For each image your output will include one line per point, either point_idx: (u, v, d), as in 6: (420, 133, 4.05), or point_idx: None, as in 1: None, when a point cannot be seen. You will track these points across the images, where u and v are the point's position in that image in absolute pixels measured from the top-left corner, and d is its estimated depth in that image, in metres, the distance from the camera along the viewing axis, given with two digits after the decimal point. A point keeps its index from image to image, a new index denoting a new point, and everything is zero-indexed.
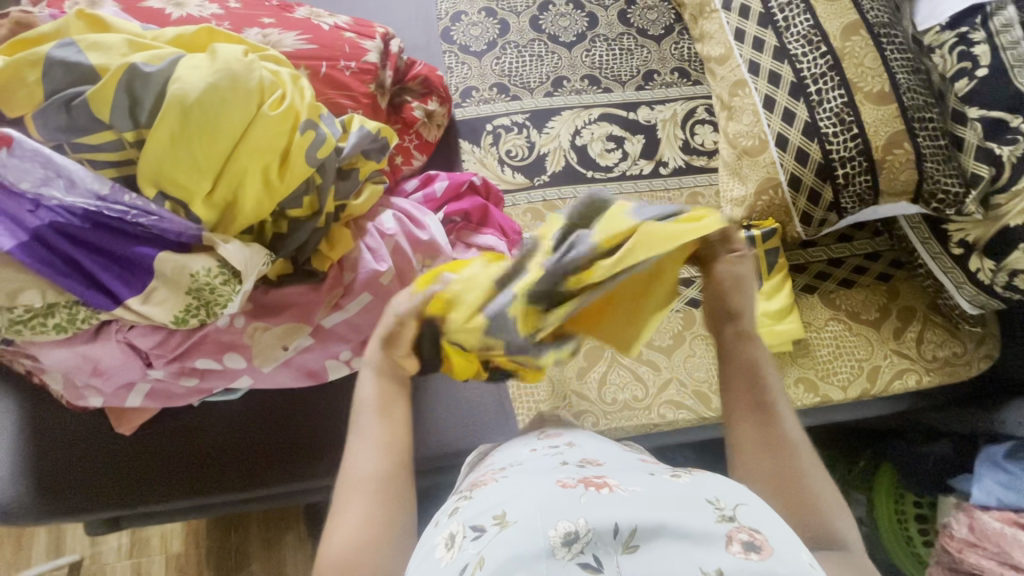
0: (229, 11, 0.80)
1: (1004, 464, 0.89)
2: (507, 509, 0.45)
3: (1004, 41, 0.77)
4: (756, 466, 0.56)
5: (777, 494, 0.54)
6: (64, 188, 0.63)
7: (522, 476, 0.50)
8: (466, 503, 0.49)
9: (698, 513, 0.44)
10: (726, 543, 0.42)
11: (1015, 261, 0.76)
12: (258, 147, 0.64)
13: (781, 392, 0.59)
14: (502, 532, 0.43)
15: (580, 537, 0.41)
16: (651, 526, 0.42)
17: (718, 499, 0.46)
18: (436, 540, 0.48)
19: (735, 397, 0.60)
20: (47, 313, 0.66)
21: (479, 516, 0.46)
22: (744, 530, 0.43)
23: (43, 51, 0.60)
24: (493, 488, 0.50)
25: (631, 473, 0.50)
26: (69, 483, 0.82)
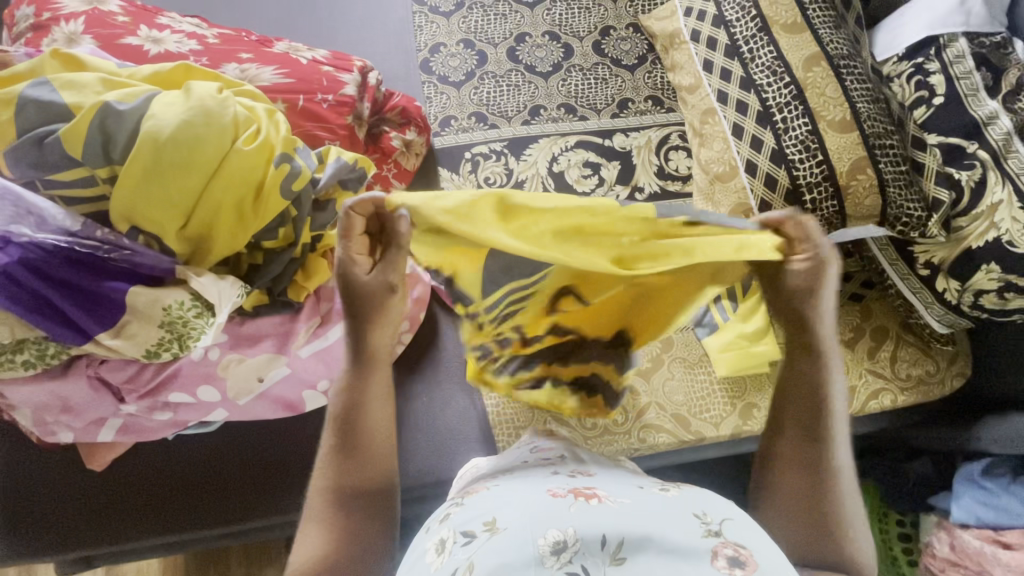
0: (207, 47, 0.81)
1: (981, 481, 0.91)
2: (498, 516, 0.46)
3: (957, 71, 0.81)
4: (792, 479, 0.63)
5: (804, 509, 0.61)
6: (35, 226, 0.63)
7: (515, 486, 0.51)
8: (458, 509, 0.50)
9: (684, 528, 0.44)
10: (712, 559, 0.42)
11: (979, 281, 0.79)
12: (232, 181, 0.65)
13: (841, 425, 0.64)
14: (491, 538, 0.43)
15: (568, 546, 0.41)
16: (638, 539, 0.42)
17: (706, 513, 0.47)
18: (427, 545, 0.48)
19: (794, 424, 0.65)
20: (16, 350, 0.65)
21: (469, 522, 0.46)
22: (729, 545, 0.43)
23: (16, 90, 0.61)
24: (484, 497, 0.50)
25: (620, 486, 0.51)
26: (37, 524, 0.80)
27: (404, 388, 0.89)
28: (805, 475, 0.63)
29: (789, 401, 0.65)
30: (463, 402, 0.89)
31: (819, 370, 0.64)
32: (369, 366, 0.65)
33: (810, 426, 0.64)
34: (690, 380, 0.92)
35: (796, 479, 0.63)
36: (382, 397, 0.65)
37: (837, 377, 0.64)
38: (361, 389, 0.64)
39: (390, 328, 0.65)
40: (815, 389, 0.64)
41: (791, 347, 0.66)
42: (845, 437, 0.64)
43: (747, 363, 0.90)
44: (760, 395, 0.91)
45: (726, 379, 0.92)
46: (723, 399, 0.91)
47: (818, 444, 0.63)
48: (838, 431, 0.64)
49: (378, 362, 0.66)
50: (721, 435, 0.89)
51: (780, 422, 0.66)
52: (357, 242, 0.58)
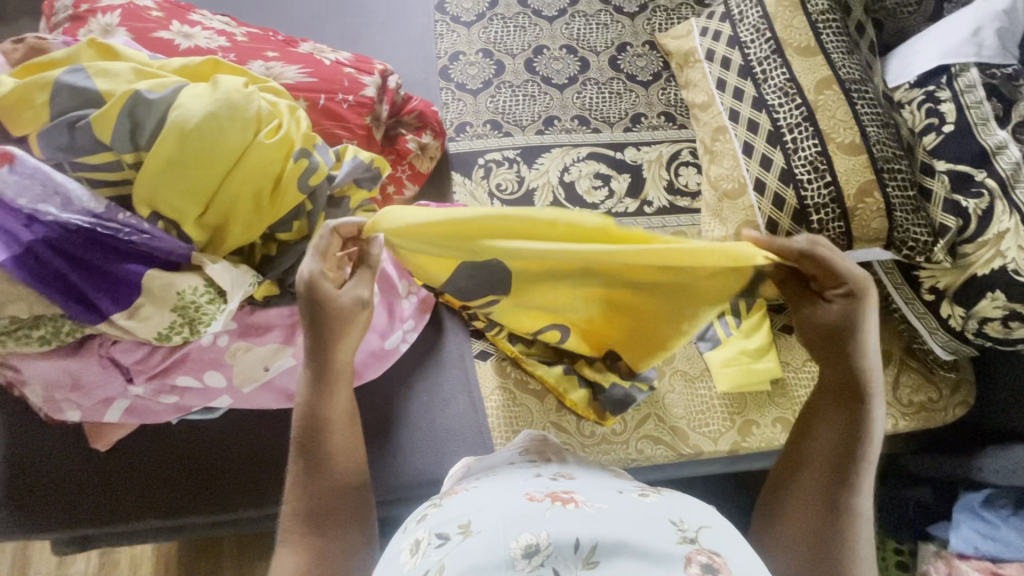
0: (235, 44, 0.84)
1: (981, 511, 0.90)
2: (472, 519, 0.46)
3: (968, 100, 0.82)
4: (807, 510, 0.62)
5: (812, 540, 0.61)
6: (60, 205, 0.64)
7: (493, 488, 0.52)
8: (435, 510, 0.51)
9: (661, 534, 0.45)
10: (685, 564, 0.42)
11: (984, 308, 0.79)
12: (251, 173, 0.67)
13: (870, 473, 0.64)
14: (465, 540, 0.44)
15: (540, 550, 0.42)
16: (612, 543, 0.43)
17: (682, 521, 0.47)
18: (402, 546, 0.49)
19: (822, 461, 0.64)
20: (33, 325, 0.67)
21: (445, 524, 0.47)
22: (704, 552, 0.44)
23: (52, 75, 0.63)
24: (461, 499, 0.51)
25: (598, 490, 0.51)
26: (35, 500, 0.81)
27: (406, 387, 0.90)
28: (821, 507, 0.62)
29: (822, 436, 0.65)
30: (463, 404, 0.89)
31: (865, 412, 0.65)
32: (329, 383, 0.65)
33: (840, 462, 0.64)
34: (690, 393, 0.92)
35: (812, 510, 0.62)
36: (342, 416, 0.65)
37: (880, 420, 0.65)
38: (322, 407, 0.64)
39: (351, 344, 0.67)
40: (857, 429, 0.64)
41: (836, 390, 0.67)
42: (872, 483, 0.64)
43: (748, 380, 0.90)
44: (760, 413, 0.91)
45: (726, 395, 0.92)
46: (722, 415, 0.91)
47: (843, 484, 0.62)
48: (869, 477, 0.63)
49: (340, 377, 0.66)
50: (718, 450, 0.89)
51: (807, 457, 0.65)
52: (327, 263, 0.66)
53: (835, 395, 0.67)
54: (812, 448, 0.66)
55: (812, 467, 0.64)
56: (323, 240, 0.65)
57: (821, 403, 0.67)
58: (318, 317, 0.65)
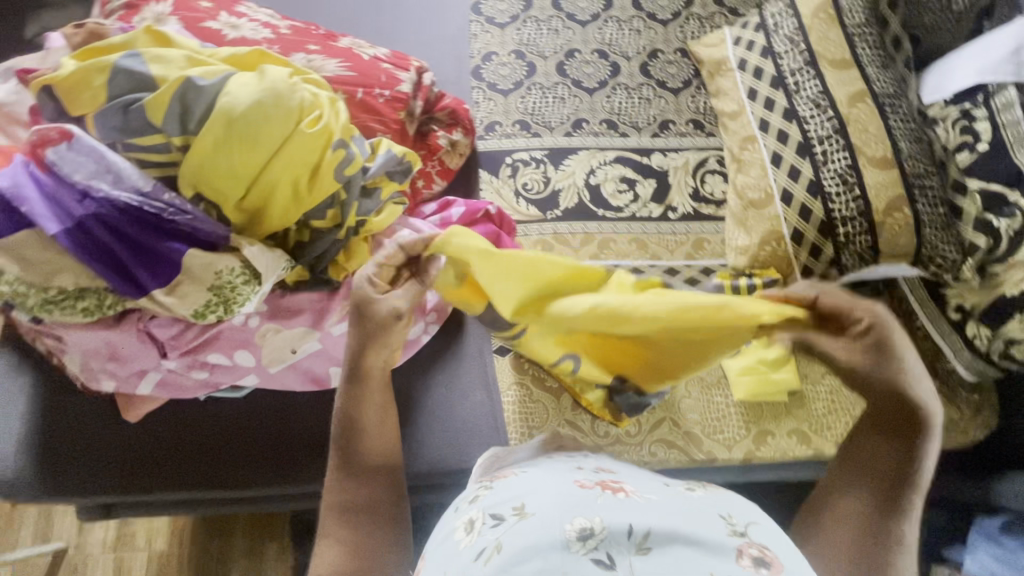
0: (280, 36, 0.87)
1: (997, 536, 0.88)
2: (526, 502, 0.50)
3: (1004, 119, 0.80)
4: (848, 536, 0.61)
5: (854, 567, 0.59)
6: (111, 183, 0.67)
7: (542, 475, 0.55)
8: (487, 492, 0.54)
9: (712, 527, 0.48)
10: (737, 556, 0.46)
11: (1012, 329, 0.77)
12: (291, 161, 0.69)
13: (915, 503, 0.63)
14: (521, 521, 0.48)
15: (595, 534, 0.45)
16: (665, 532, 0.46)
17: (731, 516, 0.51)
18: (457, 523, 0.52)
19: (864, 485, 0.64)
20: (78, 296, 0.70)
21: (499, 506, 0.51)
22: (754, 546, 0.47)
23: (111, 59, 0.66)
24: (513, 483, 0.55)
25: (645, 483, 0.55)
26: (66, 466, 0.85)
27: (425, 378, 0.91)
28: (863, 534, 0.61)
29: (863, 460, 0.65)
30: (480, 397, 0.91)
31: (911, 441, 0.64)
32: (364, 386, 0.67)
33: (882, 488, 0.63)
34: (706, 400, 0.92)
35: (854, 536, 0.61)
36: (378, 417, 0.67)
37: (927, 448, 0.64)
38: (359, 408, 0.66)
39: (384, 351, 0.69)
40: (903, 458, 0.64)
41: (882, 419, 0.66)
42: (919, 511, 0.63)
43: (764, 390, 0.90)
44: (775, 423, 0.91)
45: (743, 403, 0.92)
46: (738, 423, 0.91)
47: (888, 510, 0.62)
48: (914, 507, 0.62)
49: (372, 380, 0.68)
50: (732, 458, 0.89)
51: (848, 481, 0.65)
52: (380, 272, 0.70)
53: (880, 423, 0.66)
54: (853, 477, 0.65)
55: (853, 494, 0.64)
56: (386, 253, 0.70)
57: (866, 431, 0.66)
58: (361, 322, 0.68)
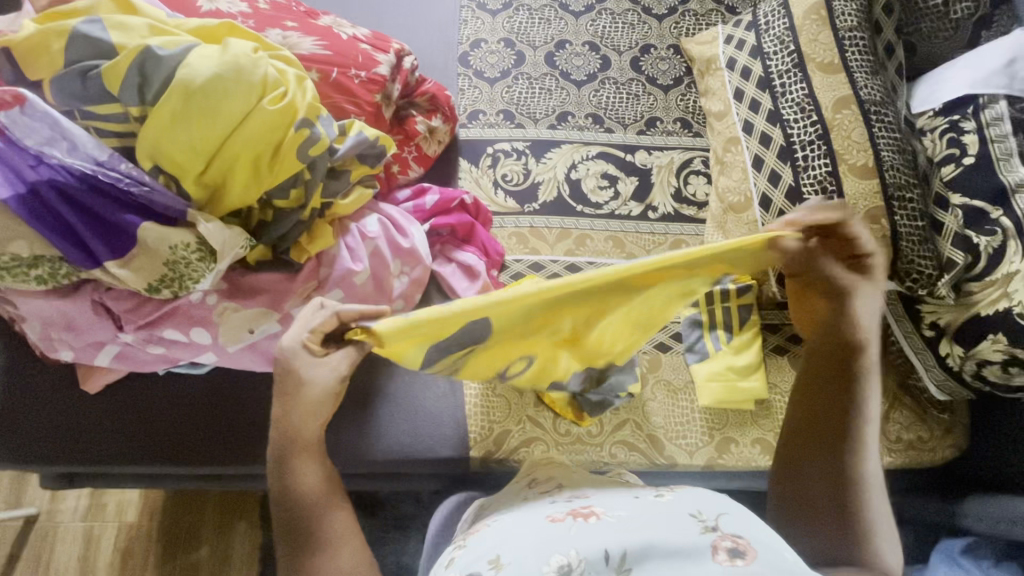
0: (256, 11, 0.85)
1: (957, 557, 0.87)
2: (500, 553, 0.49)
3: (993, 133, 0.78)
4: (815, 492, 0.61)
5: (828, 523, 0.59)
6: (66, 150, 0.66)
7: (512, 520, 0.55)
8: (461, 553, 0.52)
9: (684, 530, 0.49)
10: (713, 553, 0.47)
11: (983, 350, 0.76)
12: (252, 137, 0.68)
13: (872, 433, 0.63)
14: (497, 574, 0.47)
15: (573, 569, 0.46)
16: (639, 549, 0.47)
17: (701, 513, 0.51)
18: None
19: (818, 427, 0.64)
20: (31, 264, 0.69)
21: (473, 563, 0.49)
22: (728, 538, 0.48)
23: (70, 24, 0.65)
24: (486, 534, 0.54)
25: (614, 500, 0.56)
26: (23, 434, 0.85)
27: (387, 366, 0.90)
28: (829, 485, 0.61)
29: (817, 402, 0.65)
30: (443, 388, 0.90)
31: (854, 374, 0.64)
32: (296, 454, 0.62)
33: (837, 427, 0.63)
34: (671, 404, 0.91)
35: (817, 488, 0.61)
36: (319, 476, 0.62)
37: (869, 372, 0.65)
38: (293, 474, 0.61)
39: (317, 416, 0.63)
40: (847, 392, 0.64)
41: (825, 352, 0.66)
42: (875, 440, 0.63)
43: (730, 398, 0.89)
44: (740, 431, 0.89)
45: (708, 409, 0.90)
46: (701, 429, 0.89)
47: (846, 447, 0.62)
48: (869, 438, 0.62)
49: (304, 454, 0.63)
50: (693, 464, 0.88)
51: (806, 430, 0.64)
52: (313, 337, 0.64)
53: (823, 356, 0.66)
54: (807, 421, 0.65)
55: (808, 442, 0.64)
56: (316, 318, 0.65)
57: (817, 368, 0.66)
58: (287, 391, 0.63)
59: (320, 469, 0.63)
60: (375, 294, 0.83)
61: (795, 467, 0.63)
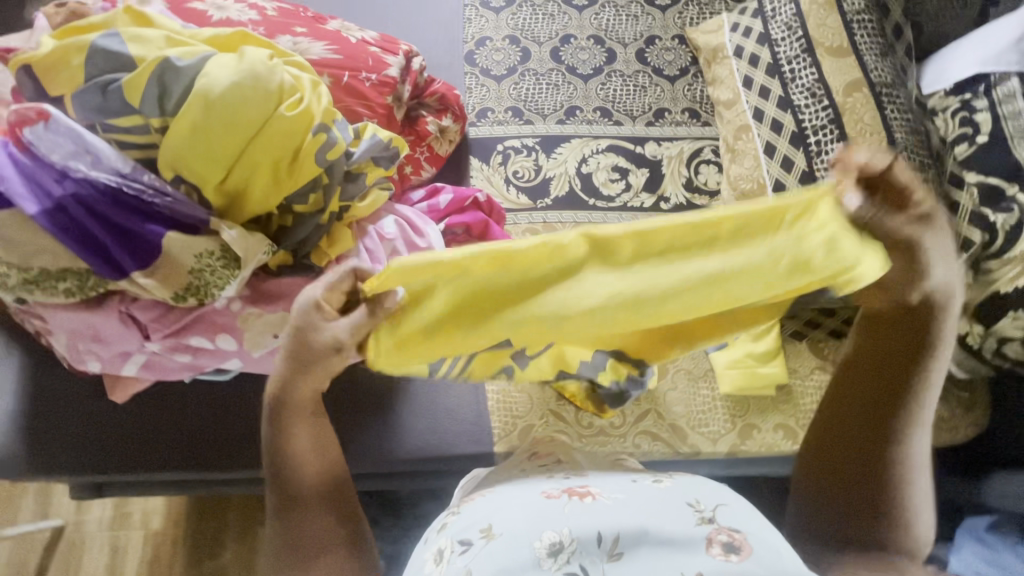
0: (266, 18, 0.86)
1: (983, 535, 0.87)
2: (493, 522, 0.51)
3: (1005, 110, 0.78)
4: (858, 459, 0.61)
5: (856, 487, 0.60)
6: (90, 163, 0.67)
7: (510, 491, 0.56)
8: (454, 518, 0.55)
9: (680, 518, 0.50)
10: (707, 545, 0.48)
11: (1004, 327, 0.76)
12: (272, 144, 0.69)
13: (930, 405, 0.60)
14: (488, 544, 0.49)
15: (565, 548, 0.47)
16: (632, 534, 0.48)
17: (699, 502, 0.53)
18: (425, 555, 0.54)
19: (865, 391, 0.62)
20: (59, 277, 0.70)
21: (466, 530, 0.52)
22: (723, 532, 0.49)
23: (89, 39, 0.66)
24: (480, 503, 0.55)
25: (612, 483, 0.57)
26: (51, 445, 0.86)
27: None
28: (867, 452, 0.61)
29: (873, 366, 0.61)
30: (465, 386, 0.91)
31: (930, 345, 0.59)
32: (284, 418, 0.61)
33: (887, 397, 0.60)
34: (692, 393, 0.91)
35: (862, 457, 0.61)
36: (309, 439, 0.62)
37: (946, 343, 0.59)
38: (282, 434, 0.61)
39: (310, 384, 0.61)
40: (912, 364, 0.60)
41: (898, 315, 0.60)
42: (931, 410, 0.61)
43: (751, 384, 0.89)
44: (761, 418, 0.90)
45: (729, 397, 0.91)
46: (723, 416, 0.90)
47: (898, 416, 0.60)
48: (924, 414, 0.60)
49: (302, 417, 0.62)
50: (716, 452, 0.88)
51: (853, 394, 0.62)
52: (331, 296, 0.59)
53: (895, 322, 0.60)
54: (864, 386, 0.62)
55: (852, 407, 0.62)
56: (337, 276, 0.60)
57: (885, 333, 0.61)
58: (300, 357, 0.59)
59: (313, 418, 0.63)
60: None
61: (839, 430, 0.63)
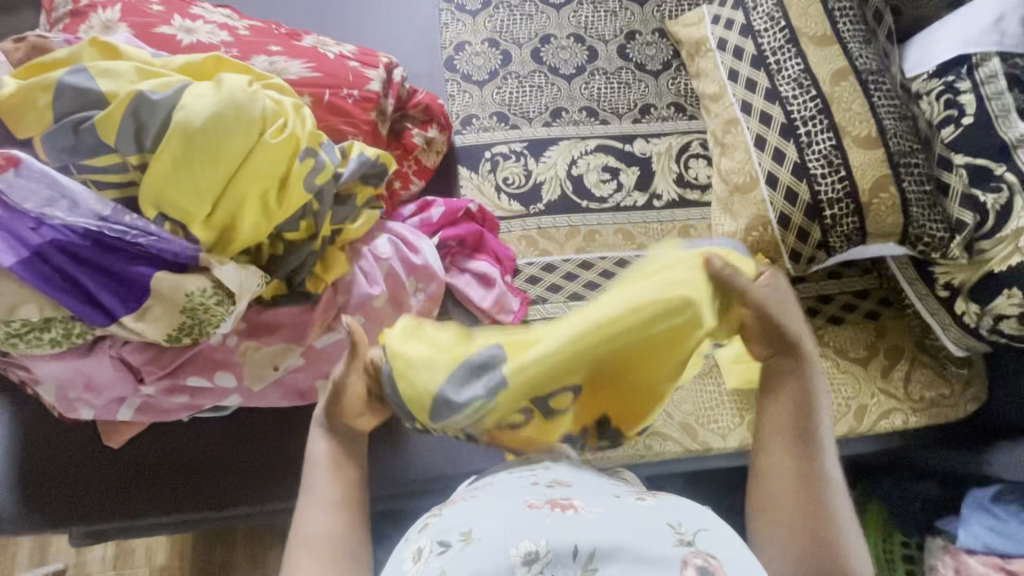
0: (238, 39, 0.83)
1: (990, 506, 0.90)
2: (474, 526, 0.47)
3: (989, 91, 0.80)
4: (785, 499, 0.55)
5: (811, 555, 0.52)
6: (67, 209, 0.64)
7: (494, 493, 0.51)
8: (437, 518, 0.51)
9: (657, 537, 0.45)
10: (682, 567, 0.43)
11: (999, 306, 0.77)
12: (259, 173, 0.66)
13: (826, 429, 0.58)
14: (467, 548, 0.45)
15: (540, 558, 0.43)
16: (609, 548, 0.43)
17: (680, 524, 0.47)
18: (406, 553, 0.49)
19: (780, 432, 0.58)
20: (43, 327, 0.67)
21: (447, 531, 0.48)
22: (700, 555, 0.45)
23: (55, 76, 0.62)
24: (463, 506, 0.51)
25: (597, 493, 0.51)
26: (47, 496, 0.83)
27: None
28: (803, 502, 0.54)
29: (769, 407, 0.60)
30: None
31: (805, 374, 0.59)
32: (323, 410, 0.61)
33: (799, 430, 0.57)
34: (699, 389, 0.92)
35: (784, 499, 0.55)
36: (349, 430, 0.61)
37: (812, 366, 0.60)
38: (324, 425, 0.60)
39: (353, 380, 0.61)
40: (805, 399, 0.58)
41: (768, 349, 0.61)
42: (830, 438, 0.58)
43: None
44: None
45: (736, 391, 0.92)
46: (732, 411, 0.91)
47: (812, 447, 0.57)
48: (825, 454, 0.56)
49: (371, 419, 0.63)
50: (727, 446, 0.89)
51: (763, 434, 0.59)
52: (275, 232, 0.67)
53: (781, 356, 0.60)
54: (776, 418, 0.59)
55: (788, 455, 0.57)
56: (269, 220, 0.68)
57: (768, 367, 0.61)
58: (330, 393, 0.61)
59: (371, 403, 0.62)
60: (393, 315, 0.80)
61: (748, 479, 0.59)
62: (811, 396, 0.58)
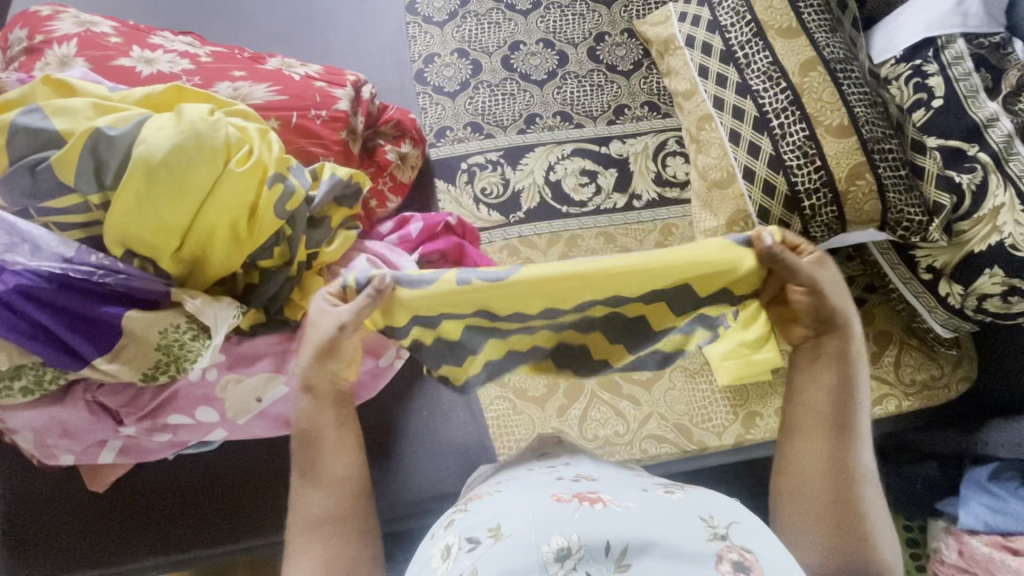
0: (200, 66, 0.81)
1: (987, 485, 0.90)
2: (502, 522, 0.45)
3: (957, 72, 0.81)
4: (816, 488, 0.56)
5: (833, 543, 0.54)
6: (29, 253, 0.63)
7: (523, 488, 0.50)
8: (463, 515, 0.50)
9: (691, 532, 0.44)
10: (717, 562, 0.42)
11: (982, 286, 0.78)
12: (226, 203, 0.64)
13: (864, 416, 0.58)
14: (496, 544, 0.43)
15: (572, 554, 0.42)
16: (641, 542, 0.42)
17: (712, 517, 0.46)
18: (433, 551, 0.48)
19: (816, 418, 0.57)
20: (13, 376, 0.65)
21: (474, 528, 0.46)
22: (735, 550, 0.43)
23: (7, 118, 0.61)
24: (488, 502, 0.50)
25: (623, 488, 0.50)
26: (29, 549, 0.80)
27: (404, 405, 0.88)
28: (834, 491, 0.55)
29: (808, 395, 0.58)
30: (463, 417, 0.88)
31: (846, 369, 0.57)
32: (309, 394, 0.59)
33: (836, 418, 0.57)
34: (691, 389, 0.91)
35: (817, 488, 0.56)
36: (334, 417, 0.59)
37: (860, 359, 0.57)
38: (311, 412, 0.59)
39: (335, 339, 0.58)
40: (844, 389, 0.57)
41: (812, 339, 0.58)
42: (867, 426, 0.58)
43: (749, 372, 0.89)
44: (763, 404, 0.90)
45: (728, 388, 0.91)
46: (725, 408, 0.90)
47: (851, 435, 0.56)
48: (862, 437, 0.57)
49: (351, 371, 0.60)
50: (723, 445, 0.88)
51: (797, 419, 0.59)
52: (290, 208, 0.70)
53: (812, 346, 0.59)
54: (806, 412, 0.58)
55: (824, 442, 0.57)
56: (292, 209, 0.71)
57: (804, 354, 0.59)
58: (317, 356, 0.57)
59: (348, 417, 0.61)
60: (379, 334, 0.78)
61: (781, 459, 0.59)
62: (853, 388, 0.57)
